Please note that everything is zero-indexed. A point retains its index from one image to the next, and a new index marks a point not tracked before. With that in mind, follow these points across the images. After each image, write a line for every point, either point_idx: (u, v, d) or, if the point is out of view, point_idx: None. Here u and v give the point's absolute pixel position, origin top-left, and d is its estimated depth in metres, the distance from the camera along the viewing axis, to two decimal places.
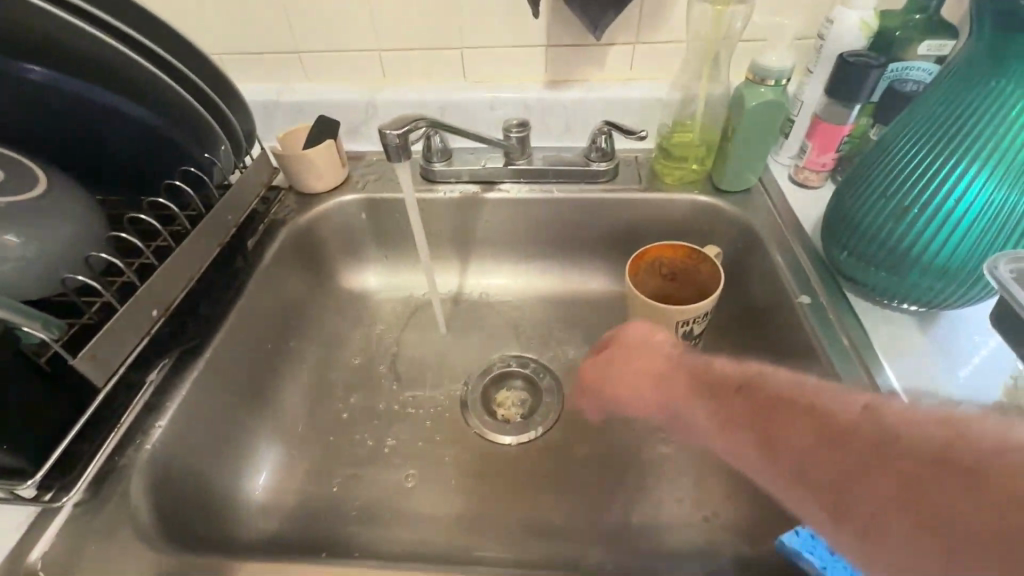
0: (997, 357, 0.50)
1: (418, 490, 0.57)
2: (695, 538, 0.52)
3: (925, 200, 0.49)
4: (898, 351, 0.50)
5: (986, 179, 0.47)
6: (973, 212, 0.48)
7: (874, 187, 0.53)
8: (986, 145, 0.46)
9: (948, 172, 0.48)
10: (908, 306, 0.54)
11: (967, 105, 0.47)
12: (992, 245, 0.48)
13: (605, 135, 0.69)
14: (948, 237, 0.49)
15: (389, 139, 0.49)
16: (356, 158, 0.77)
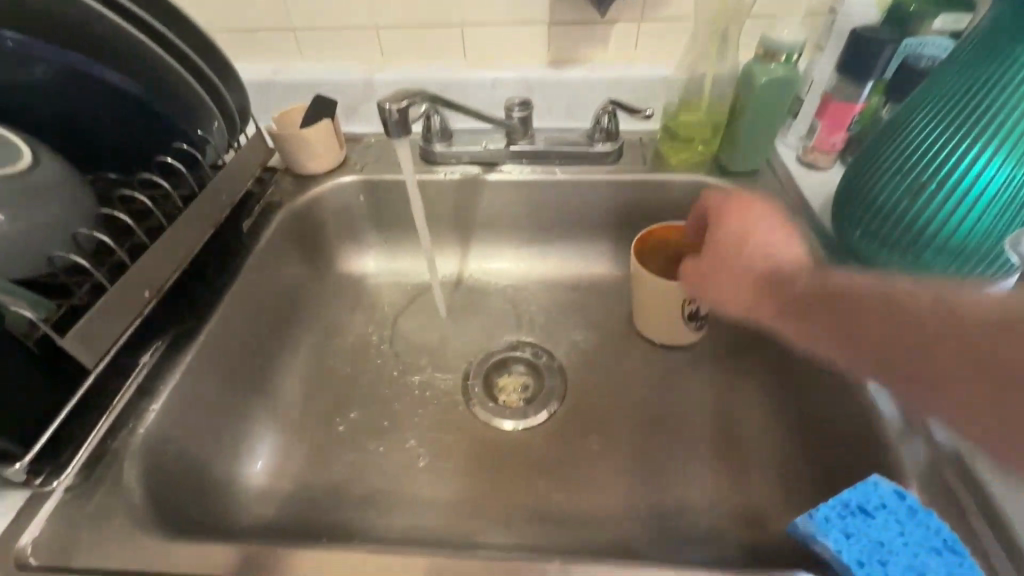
0: None
1: (418, 475, 0.57)
2: (700, 522, 0.51)
3: (943, 177, 0.49)
4: None
5: (1003, 157, 0.47)
6: (989, 189, 0.48)
7: (890, 166, 0.53)
8: (1004, 122, 0.46)
9: (966, 151, 0.48)
10: None
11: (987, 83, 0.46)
12: (1006, 220, 0.48)
13: (609, 115, 0.68)
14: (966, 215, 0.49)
15: (388, 113, 0.48)
16: (353, 140, 0.75)
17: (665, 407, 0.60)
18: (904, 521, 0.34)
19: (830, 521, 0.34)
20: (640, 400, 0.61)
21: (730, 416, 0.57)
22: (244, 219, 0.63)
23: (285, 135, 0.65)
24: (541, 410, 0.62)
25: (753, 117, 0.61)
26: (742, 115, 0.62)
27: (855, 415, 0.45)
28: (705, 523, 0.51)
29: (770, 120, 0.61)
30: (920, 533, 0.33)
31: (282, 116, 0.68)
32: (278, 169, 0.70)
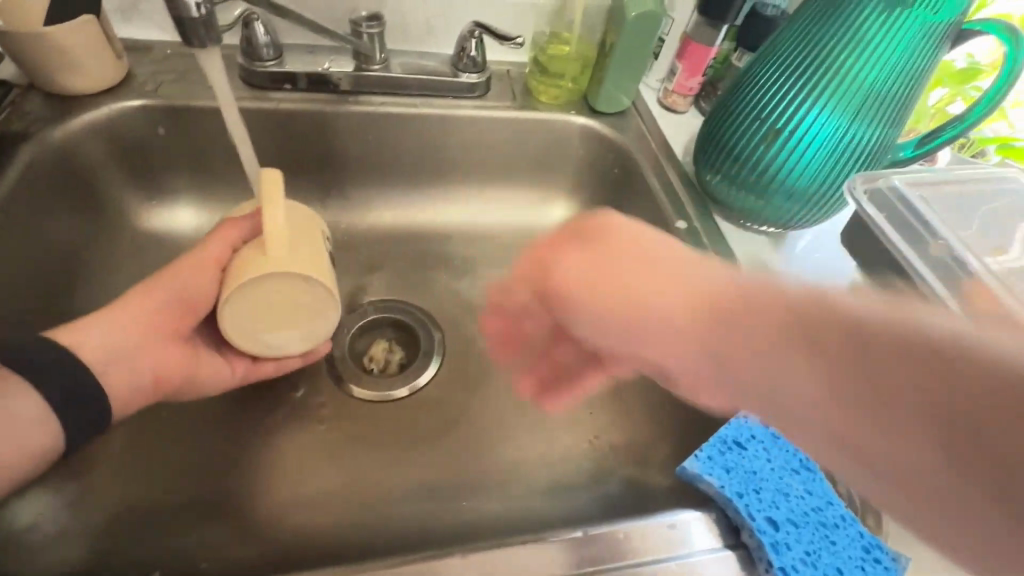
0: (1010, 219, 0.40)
1: (280, 473, 0.49)
2: (582, 464, 0.52)
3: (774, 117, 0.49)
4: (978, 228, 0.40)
5: (828, 113, 0.47)
6: (813, 142, 0.49)
7: (763, 92, 0.50)
8: (841, 82, 0.46)
9: (809, 111, 0.48)
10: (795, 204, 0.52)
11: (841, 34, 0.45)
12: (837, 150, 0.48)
13: (475, 40, 0.59)
14: (807, 159, 0.49)
15: (185, 9, 0.34)
16: (137, 50, 0.56)
17: None
18: (770, 446, 0.40)
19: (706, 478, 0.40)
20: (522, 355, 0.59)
21: None
22: None
23: (20, 35, 0.45)
24: (416, 375, 0.56)
25: (621, 53, 0.59)
26: (610, 52, 0.59)
27: None
28: (587, 464, 0.52)
29: (636, 57, 0.59)
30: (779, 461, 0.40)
31: None
32: (20, 85, 0.50)
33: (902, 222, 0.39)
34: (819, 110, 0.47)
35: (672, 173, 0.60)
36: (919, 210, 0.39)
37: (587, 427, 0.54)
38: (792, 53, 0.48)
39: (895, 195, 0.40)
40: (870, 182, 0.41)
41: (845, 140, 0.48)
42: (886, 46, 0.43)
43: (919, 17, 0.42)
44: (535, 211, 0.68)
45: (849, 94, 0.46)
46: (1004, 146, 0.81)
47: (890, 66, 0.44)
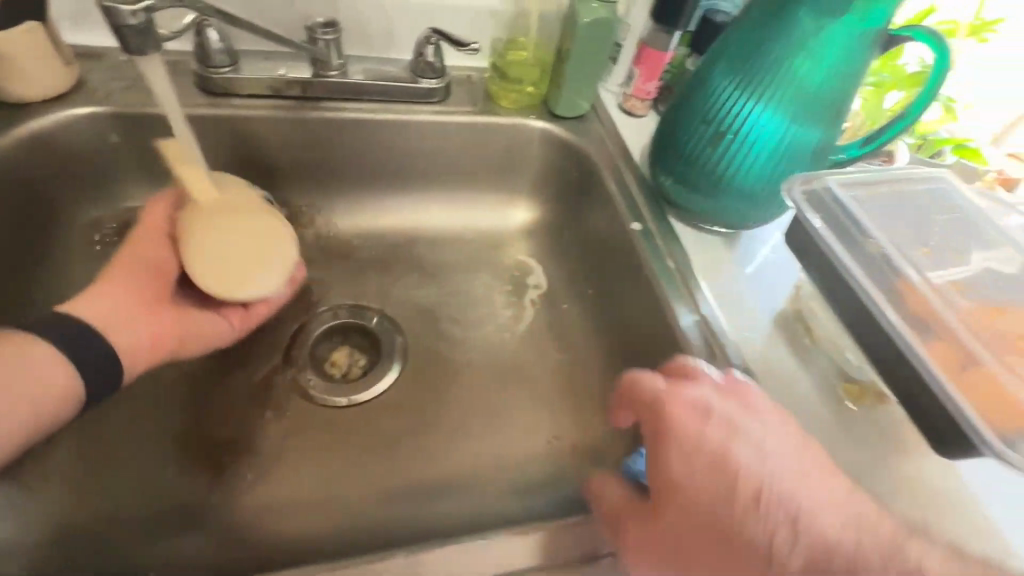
0: (955, 224, 0.42)
1: (234, 482, 0.48)
2: (543, 466, 0.52)
3: (723, 119, 0.50)
4: (924, 230, 0.41)
5: (774, 115, 0.48)
6: (762, 144, 0.49)
7: (712, 95, 0.51)
8: (785, 83, 0.47)
9: (756, 113, 0.48)
10: (747, 206, 0.53)
11: (782, 39, 0.46)
12: (784, 151, 0.49)
13: (432, 46, 0.60)
14: (756, 161, 0.50)
15: (122, 17, 0.34)
16: (90, 57, 0.56)
17: (510, 362, 0.59)
18: None
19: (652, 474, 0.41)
20: (485, 359, 0.59)
21: (574, 367, 0.58)
22: None
23: None
24: (377, 380, 0.56)
25: (576, 58, 0.60)
26: (566, 58, 0.60)
27: (670, 350, 0.48)
28: (547, 466, 0.52)
29: (592, 62, 0.60)
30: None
31: None
32: None
33: (838, 222, 0.40)
34: (767, 112, 0.48)
35: (630, 178, 0.61)
36: (851, 210, 0.40)
37: (548, 428, 0.54)
38: (737, 56, 0.49)
39: (829, 196, 0.41)
40: (807, 184, 0.42)
41: (792, 141, 0.49)
42: (823, 49, 0.45)
43: (851, 22, 0.43)
44: (499, 215, 0.68)
45: (794, 96, 0.47)
46: (960, 146, 0.82)
47: (829, 69, 0.45)
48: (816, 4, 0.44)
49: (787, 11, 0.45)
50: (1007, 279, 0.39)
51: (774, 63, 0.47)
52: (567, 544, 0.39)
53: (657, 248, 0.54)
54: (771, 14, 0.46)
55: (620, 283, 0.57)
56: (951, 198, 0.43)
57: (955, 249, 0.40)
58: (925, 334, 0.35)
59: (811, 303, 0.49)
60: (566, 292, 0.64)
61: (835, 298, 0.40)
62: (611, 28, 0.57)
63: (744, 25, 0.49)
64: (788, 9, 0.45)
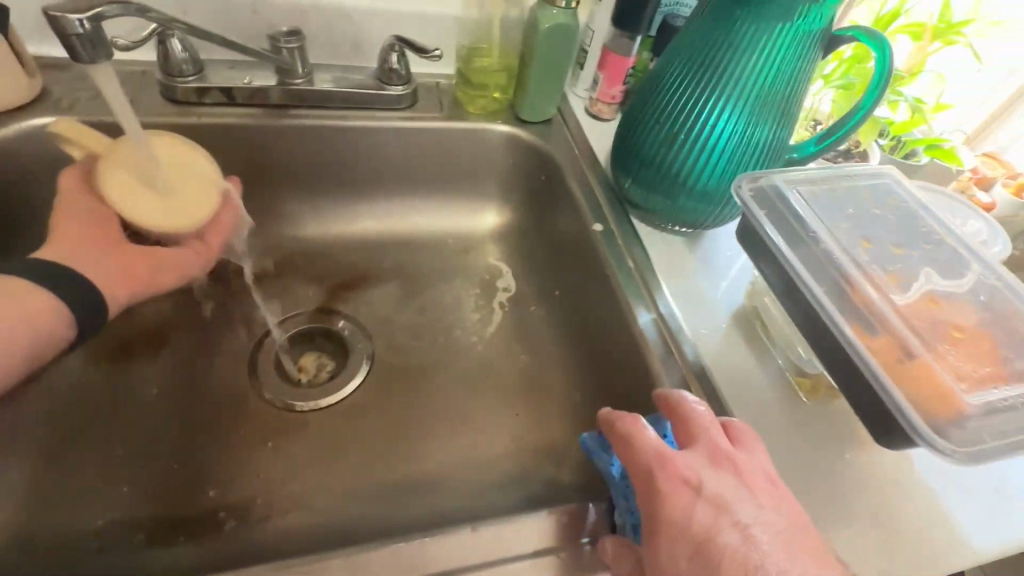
0: (900, 224, 0.43)
1: (191, 485, 0.48)
2: (508, 468, 0.52)
3: (678, 124, 0.51)
4: (870, 229, 0.42)
5: (726, 119, 0.49)
6: (716, 147, 0.50)
7: (667, 101, 0.52)
8: (734, 88, 0.48)
9: (709, 118, 0.49)
10: (707, 207, 0.54)
11: (728, 44, 0.47)
12: (738, 153, 0.50)
13: (397, 54, 0.61)
14: (711, 162, 0.51)
15: (69, 25, 0.35)
16: (56, 68, 0.56)
17: (477, 364, 0.59)
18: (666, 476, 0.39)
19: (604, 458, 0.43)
20: (452, 362, 0.59)
21: (540, 369, 0.58)
22: None
23: None
24: (343, 384, 0.56)
25: (539, 62, 0.61)
26: (530, 63, 0.61)
27: (628, 348, 0.49)
28: (512, 468, 0.52)
29: (555, 67, 0.61)
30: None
31: None
32: None
33: (785, 221, 0.41)
34: (718, 116, 0.49)
35: (594, 180, 0.62)
36: (795, 206, 0.41)
37: (513, 429, 0.54)
38: (688, 62, 0.50)
39: (776, 194, 0.42)
40: (755, 183, 0.43)
41: (744, 144, 0.50)
42: (768, 54, 0.46)
43: (792, 27, 0.44)
44: (468, 219, 0.69)
45: (743, 100, 0.48)
46: (933, 147, 0.80)
47: (775, 73, 0.46)
48: (757, 10, 0.44)
49: (731, 17, 0.46)
50: (941, 272, 0.40)
51: (723, 68, 0.48)
52: (521, 540, 0.38)
53: (618, 248, 0.55)
54: (717, 20, 0.47)
55: (585, 284, 0.57)
56: (892, 195, 0.45)
57: (899, 249, 0.41)
58: (863, 325, 0.36)
59: (766, 299, 0.50)
60: (534, 294, 0.64)
61: (781, 291, 0.40)
62: (572, 33, 0.59)
63: (693, 31, 0.49)
64: (732, 15, 0.46)
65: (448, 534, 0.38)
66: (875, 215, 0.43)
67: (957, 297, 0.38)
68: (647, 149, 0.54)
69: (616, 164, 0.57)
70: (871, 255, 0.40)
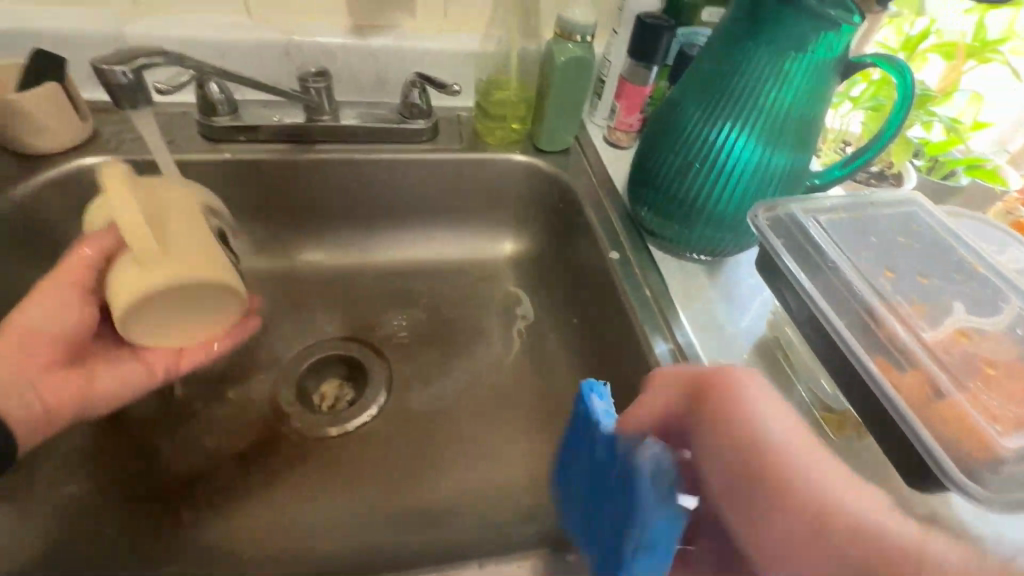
0: (926, 251, 0.41)
1: (214, 507, 0.49)
2: (524, 500, 0.51)
3: (693, 153, 0.51)
4: (895, 257, 0.40)
5: (742, 148, 0.49)
6: (733, 175, 0.50)
7: (681, 130, 0.52)
8: (750, 117, 0.47)
9: (725, 147, 0.49)
10: (725, 235, 0.54)
11: (742, 74, 0.47)
12: (756, 181, 0.50)
13: (418, 90, 0.63)
14: (729, 189, 0.51)
15: (113, 76, 0.38)
16: (106, 111, 0.61)
17: (494, 393, 0.59)
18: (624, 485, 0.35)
19: (598, 462, 0.38)
20: (470, 389, 0.59)
21: (555, 398, 0.58)
22: None
23: None
24: (362, 411, 0.57)
25: (556, 94, 0.62)
26: (547, 95, 0.62)
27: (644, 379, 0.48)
28: (527, 500, 0.51)
29: (571, 98, 0.62)
30: (575, 515, 0.40)
31: None
32: None
33: (803, 250, 0.40)
34: (734, 145, 0.49)
35: (611, 209, 0.62)
36: (814, 235, 0.40)
37: (529, 459, 0.54)
38: (704, 92, 0.50)
39: (793, 222, 0.41)
40: (772, 212, 0.42)
41: (763, 171, 0.49)
42: (784, 83, 0.45)
43: (808, 56, 0.44)
44: (485, 248, 0.70)
45: (760, 128, 0.48)
46: (974, 166, 0.77)
47: (793, 101, 0.46)
48: (771, 41, 0.44)
49: (744, 49, 0.46)
50: (972, 302, 0.38)
51: (738, 98, 0.47)
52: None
53: (635, 276, 0.54)
54: (731, 50, 0.47)
55: (602, 312, 0.57)
56: (917, 223, 0.43)
57: (926, 277, 0.39)
58: (888, 357, 0.34)
59: (787, 330, 0.50)
60: (551, 322, 0.64)
61: (802, 323, 0.39)
62: (588, 66, 0.60)
63: (707, 62, 0.50)
64: (745, 47, 0.46)
65: (457, 568, 0.37)
66: (899, 243, 0.41)
67: (991, 330, 0.36)
68: (663, 178, 0.53)
69: (633, 192, 0.57)
70: (896, 284, 0.38)
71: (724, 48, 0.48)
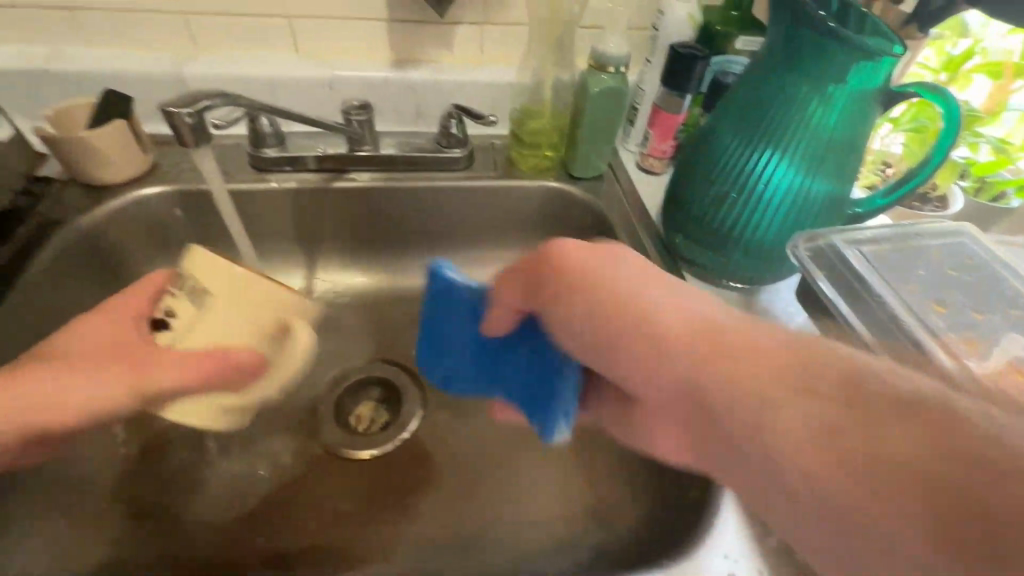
0: (978, 283, 0.40)
1: (255, 526, 0.50)
2: (557, 528, 0.50)
3: (730, 181, 0.51)
4: (945, 289, 0.39)
5: (780, 177, 0.48)
6: (771, 204, 0.49)
7: (717, 159, 0.52)
8: (788, 146, 0.47)
9: (762, 176, 0.49)
10: (762, 263, 0.53)
11: (780, 104, 0.47)
12: (795, 209, 0.49)
13: (455, 120, 0.66)
14: (766, 218, 0.50)
15: (178, 118, 0.41)
16: (165, 143, 0.65)
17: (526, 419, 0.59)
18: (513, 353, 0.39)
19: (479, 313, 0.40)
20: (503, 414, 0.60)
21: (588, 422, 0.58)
22: (1, 247, 0.51)
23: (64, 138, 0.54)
24: (397, 433, 0.58)
25: (590, 123, 0.63)
26: (580, 124, 0.63)
27: None
28: (559, 528, 0.50)
29: (604, 127, 0.63)
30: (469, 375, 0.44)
31: (59, 114, 0.56)
32: (60, 180, 0.58)
33: (846, 282, 0.39)
34: (772, 174, 0.48)
35: (644, 235, 0.62)
36: (858, 267, 0.39)
37: (561, 487, 0.54)
38: (740, 121, 0.50)
39: (835, 253, 0.41)
40: (812, 242, 0.41)
41: (801, 200, 0.49)
42: (823, 113, 0.45)
43: (848, 86, 0.44)
44: None
45: (798, 157, 0.47)
46: None
47: (833, 131, 0.46)
48: (810, 72, 0.45)
49: (782, 80, 0.46)
50: None
51: (776, 127, 0.47)
52: None
53: None
54: (768, 80, 0.47)
55: None
56: (968, 254, 0.42)
57: (980, 310, 0.38)
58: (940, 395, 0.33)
59: None
60: None
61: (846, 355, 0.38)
62: (623, 95, 0.61)
63: (743, 92, 0.50)
64: (782, 78, 0.46)
65: None
66: (949, 275, 0.40)
67: None
68: (698, 206, 0.53)
69: (667, 219, 0.57)
70: (947, 318, 0.37)
71: (760, 78, 0.48)
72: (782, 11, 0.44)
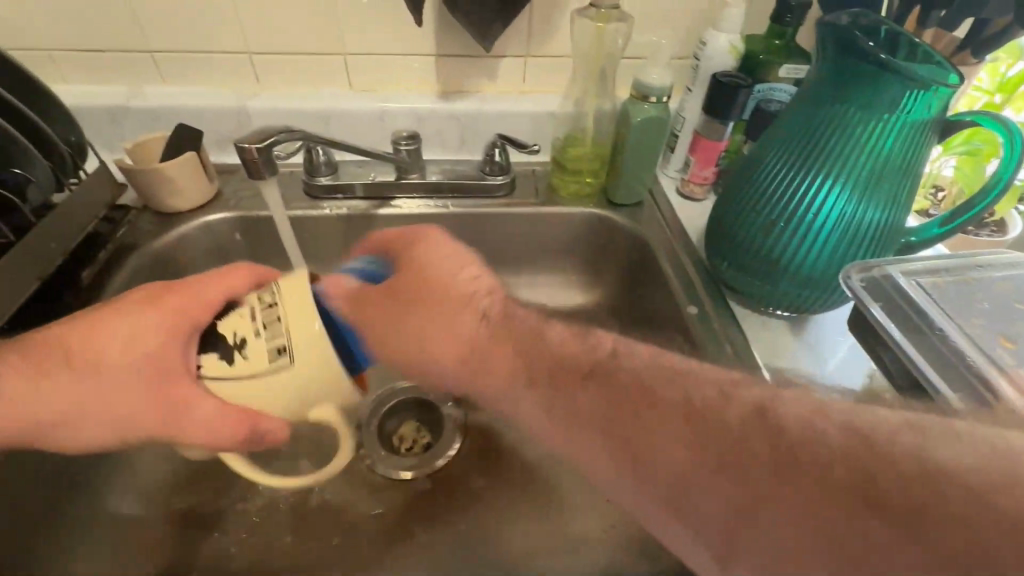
0: None
1: (303, 541, 0.52)
2: (598, 556, 0.50)
3: (777, 210, 0.50)
4: (1012, 322, 0.38)
5: (830, 206, 0.48)
6: (820, 233, 0.49)
7: (763, 187, 0.51)
8: (838, 175, 0.47)
9: (811, 205, 0.49)
10: (812, 292, 0.52)
11: (829, 133, 0.47)
12: (845, 238, 0.48)
13: (500, 148, 0.68)
14: (815, 246, 0.49)
15: (248, 153, 0.44)
16: (228, 172, 0.69)
17: None
18: None
19: None
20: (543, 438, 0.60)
21: None
22: (83, 270, 0.55)
23: (141, 170, 0.58)
24: (438, 455, 0.59)
25: (632, 151, 0.64)
26: (622, 151, 0.64)
27: None
28: (601, 556, 0.50)
29: (646, 154, 0.64)
30: None
31: (137, 147, 0.61)
32: (133, 207, 0.63)
33: (903, 314, 0.39)
34: (821, 203, 0.48)
35: (686, 261, 0.62)
36: (914, 297, 0.39)
37: (602, 513, 0.53)
38: (786, 150, 0.50)
39: (890, 283, 0.40)
40: (865, 271, 0.41)
41: (853, 229, 0.48)
42: (874, 142, 0.45)
43: (901, 115, 0.43)
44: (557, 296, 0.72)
45: (849, 186, 0.47)
46: None
47: (885, 159, 0.45)
48: (859, 100, 0.44)
49: (830, 109, 0.46)
50: None
51: (825, 155, 0.47)
52: None
53: (713, 330, 0.54)
54: (816, 110, 0.47)
55: None
56: None
57: None
58: None
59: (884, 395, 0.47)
60: None
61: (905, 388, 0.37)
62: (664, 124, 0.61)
63: (789, 121, 0.50)
64: (831, 107, 0.46)
65: None
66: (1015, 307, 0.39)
67: None
68: (744, 234, 0.53)
69: (711, 247, 0.57)
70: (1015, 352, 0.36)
71: (807, 107, 0.48)
72: (829, 41, 0.44)
